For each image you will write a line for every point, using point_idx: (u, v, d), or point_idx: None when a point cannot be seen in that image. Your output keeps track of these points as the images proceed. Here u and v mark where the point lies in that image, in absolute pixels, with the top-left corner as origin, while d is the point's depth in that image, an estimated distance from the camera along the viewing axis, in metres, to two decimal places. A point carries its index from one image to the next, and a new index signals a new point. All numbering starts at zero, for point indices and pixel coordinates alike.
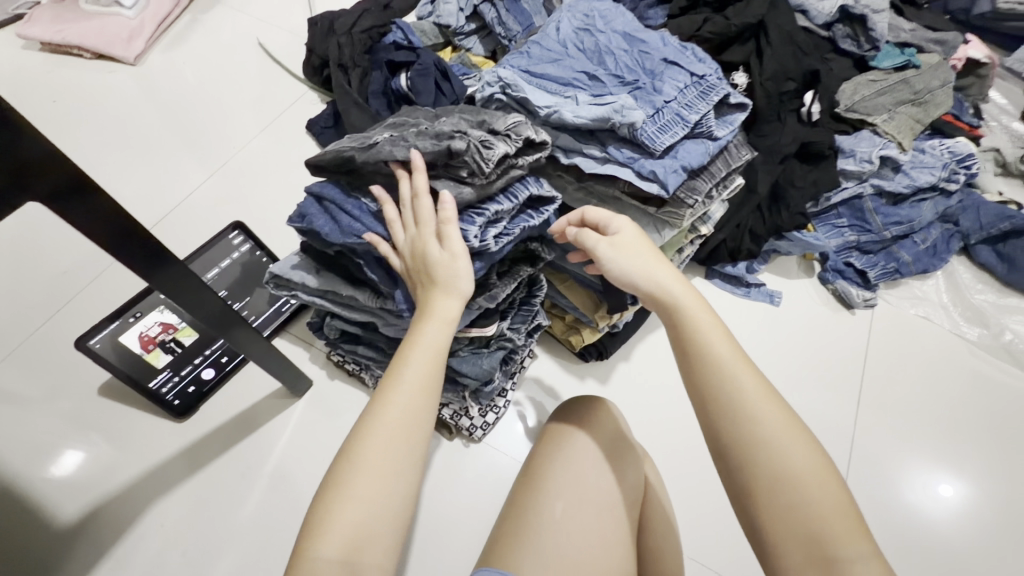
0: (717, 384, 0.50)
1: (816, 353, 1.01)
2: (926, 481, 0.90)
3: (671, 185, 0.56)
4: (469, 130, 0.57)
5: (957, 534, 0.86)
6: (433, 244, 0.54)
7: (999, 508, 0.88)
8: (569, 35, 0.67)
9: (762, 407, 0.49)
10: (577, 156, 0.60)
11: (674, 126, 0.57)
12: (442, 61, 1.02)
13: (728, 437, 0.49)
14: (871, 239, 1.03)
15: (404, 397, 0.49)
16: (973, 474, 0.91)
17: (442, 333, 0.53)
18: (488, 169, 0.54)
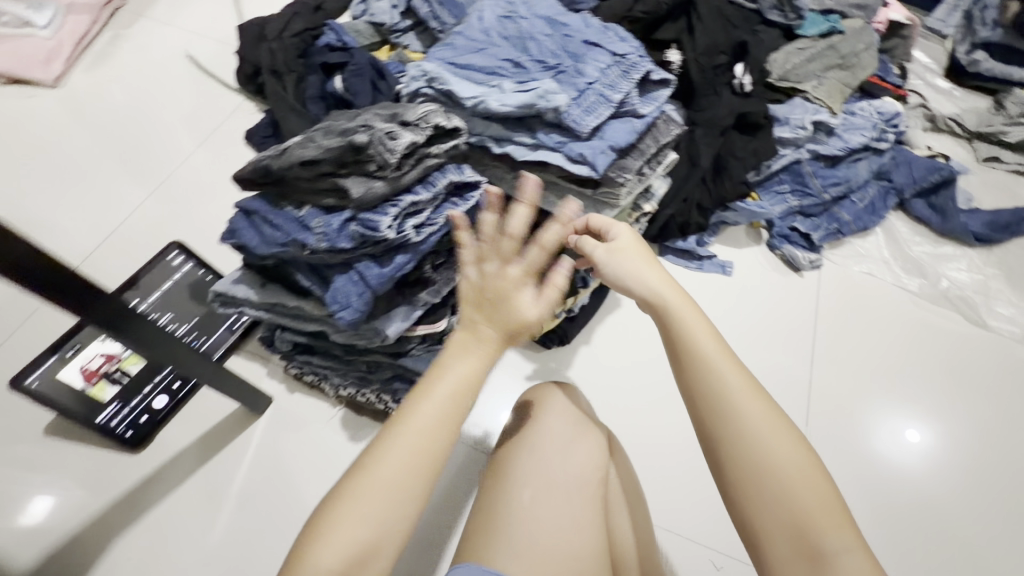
0: (704, 379, 0.52)
1: (771, 318, 1.04)
2: (894, 429, 0.95)
3: (601, 165, 0.57)
4: (375, 124, 0.56)
5: (924, 476, 0.91)
6: (526, 300, 0.52)
7: (958, 447, 0.93)
8: (493, 24, 0.67)
9: (747, 403, 0.50)
10: (509, 144, 0.60)
11: (598, 107, 0.57)
12: (377, 60, 0.99)
13: (716, 429, 0.50)
14: (812, 203, 1.07)
15: (429, 426, 0.47)
16: (935, 418, 0.96)
17: (473, 368, 0.50)
18: (395, 159, 0.53)
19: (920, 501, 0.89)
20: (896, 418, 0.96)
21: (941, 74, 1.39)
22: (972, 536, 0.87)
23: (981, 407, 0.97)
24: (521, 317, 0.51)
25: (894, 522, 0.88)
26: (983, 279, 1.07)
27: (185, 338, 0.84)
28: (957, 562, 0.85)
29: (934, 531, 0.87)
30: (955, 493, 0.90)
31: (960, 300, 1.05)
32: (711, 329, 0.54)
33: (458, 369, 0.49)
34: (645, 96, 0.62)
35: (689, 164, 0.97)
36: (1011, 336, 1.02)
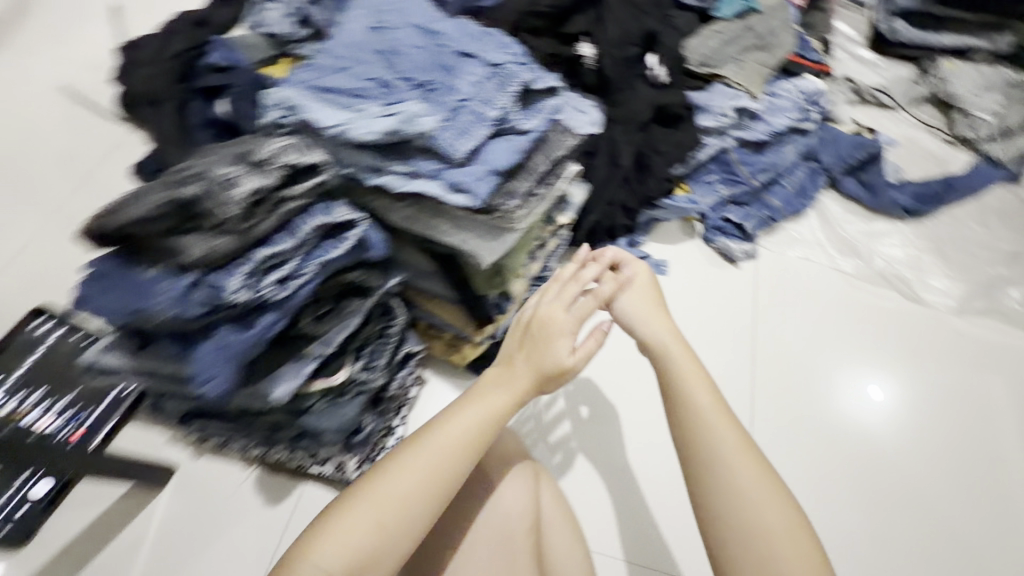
0: (698, 427, 0.59)
1: (711, 315, 1.01)
2: (857, 395, 0.96)
3: (482, 193, 0.50)
4: (214, 167, 0.48)
5: (887, 440, 0.92)
6: (567, 345, 0.57)
7: (919, 415, 0.94)
8: (360, 37, 0.60)
9: (739, 460, 0.56)
10: (385, 173, 0.54)
11: (474, 126, 0.50)
12: (263, 79, 0.91)
13: (703, 473, 0.57)
14: (742, 190, 1.04)
15: (458, 442, 0.52)
16: (902, 379, 0.97)
17: (507, 398, 0.56)
18: (237, 211, 0.46)
19: (875, 478, 0.89)
20: (853, 387, 0.96)
21: (863, 44, 1.37)
22: (922, 519, 0.86)
23: (924, 392, 0.96)
24: (557, 358, 0.57)
25: (845, 515, 0.86)
26: (915, 253, 1.07)
27: (66, 411, 0.67)
28: (918, 544, 0.84)
29: (889, 505, 0.87)
30: (902, 476, 0.89)
31: (894, 277, 1.04)
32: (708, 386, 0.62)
33: (494, 399, 0.55)
34: (531, 108, 0.56)
35: (611, 164, 0.92)
36: (946, 309, 1.02)
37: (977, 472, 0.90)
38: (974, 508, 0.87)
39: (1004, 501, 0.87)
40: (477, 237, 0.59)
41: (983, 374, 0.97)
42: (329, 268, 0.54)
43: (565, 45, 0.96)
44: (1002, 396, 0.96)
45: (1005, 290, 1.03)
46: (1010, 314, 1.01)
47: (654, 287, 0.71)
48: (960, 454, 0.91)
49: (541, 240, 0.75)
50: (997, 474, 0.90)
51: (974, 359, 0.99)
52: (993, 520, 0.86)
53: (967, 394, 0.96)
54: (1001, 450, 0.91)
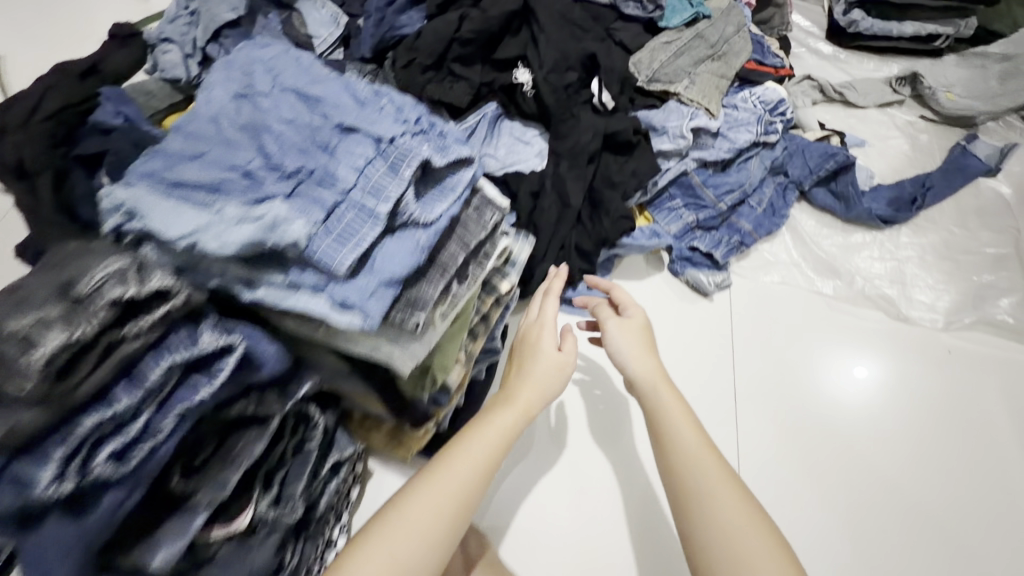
0: (684, 466, 0.59)
1: (687, 355, 0.91)
2: (842, 372, 0.91)
3: (376, 313, 0.40)
4: (12, 318, 0.37)
5: (865, 419, 0.88)
6: (549, 343, 0.67)
7: (909, 397, 0.90)
8: (223, 107, 0.48)
9: (720, 490, 0.57)
10: (260, 286, 0.43)
11: (359, 228, 0.40)
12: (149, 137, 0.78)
13: (687, 501, 0.57)
14: (709, 215, 0.94)
15: (462, 475, 0.55)
16: (890, 355, 0.93)
17: (513, 419, 0.61)
18: (35, 382, 0.35)
19: (860, 471, 0.84)
20: (838, 367, 0.92)
21: (823, 38, 1.30)
22: (902, 519, 0.81)
23: (908, 382, 0.91)
24: (540, 355, 0.66)
25: (830, 523, 0.80)
26: (896, 265, 0.99)
27: None
28: (905, 548, 0.79)
29: (870, 496, 0.82)
30: (884, 479, 0.83)
31: (876, 296, 0.97)
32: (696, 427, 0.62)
33: (499, 421, 0.60)
34: (437, 185, 0.45)
35: (562, 203, 0.82)
36: (933, 325, 0.95)
37: (957, 464, 0.85)
38: (968, 518, 0.81)
39: (996, 507, 0.82)
40: (391, 341, 0.48)
41: (974, 384, 0.91)
42: (199, 411, 0.43)
43: (500, 72, 0.86)
44: (998, 408, 0.89)
45: (994, 300, 0.96)
46: (1002, 326, 0.94)
47: (647, 319, 0.72)
48: (944, 454, 0.86)
49: (482, 313, 0.64)
50: (994, 487, 0.83)
51: (965, 370, 0.92)
52: (967, 504, 0.82)
53: (958, 405, 0.90)
54: (994, 458, 0.85)
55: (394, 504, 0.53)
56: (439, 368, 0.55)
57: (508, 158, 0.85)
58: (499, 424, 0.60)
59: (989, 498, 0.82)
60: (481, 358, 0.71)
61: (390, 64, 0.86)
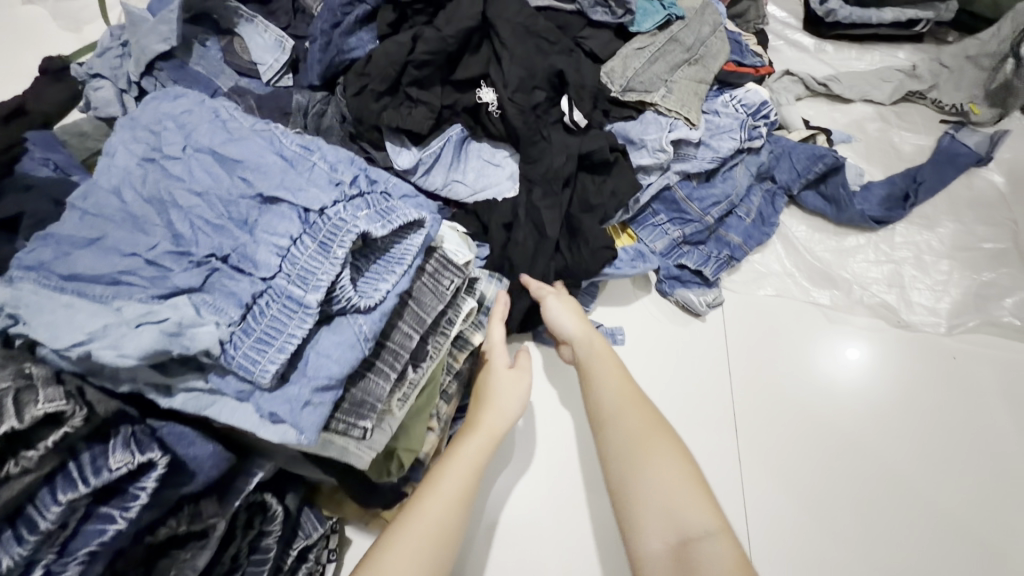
0: (601, 394, 0.65)
1: (681, 381, 0.86)
2: (833, 350, 0.89)
3: (311, 423, 0.33)
4: None
5: (851, 393, 0.86)
6: (502, 360, 0.61)
7: (900, 379, 0.87)
8: (130, 174, 0.41)
9: (627, 404, 0.64)
10: (178, 393, 0.36)
11: (285, 323, 0.33)
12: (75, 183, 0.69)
13: (604, 423, 0.63)
14: (696, 229, 0.89)
15: (437, 515, 0.50)
16: (884, 343, 0.90)
17: (481, 445, 0.55)
18: None
19: (815, 435, 0.82)
20: (829, 350, 0.89)
21: (801, 29, 1.24)
22: (856, 477, 0.80)
23: (891, 371, 0.87)
24: (494, 379, 0.60)
25: (787, 494, 0.78)
26: (894, 268, 0.95)
27: None
28: (862, 511, 0.77)
29: (822, 460, 0.81)
30: (849, 448, 0.82)
31: (877, 305, 0.92)
32: (615, 369, 0.68)
33: (467, 450, 0.54)
34: (382, 257, 0.39)
35: (538, 231, 0.76)
36: (935, 330, 0.90)
37: (918, 427, 0.83)
38: (925, 468, 0.80)
39: (947, 453, 0.82)
40: (344, 436, 0.41)
41: (956, 362, 0.88)
42: (115, 545, 0.36)
43: (461, 93, 0.81)
44: (982, 385, 0.87)
45: (998, 300, 0.91)
46: (1008, 327, 0.90)
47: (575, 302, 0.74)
48: (900, 402, 0.85)
49: (455, 370, 0.58)
50: (955, 437, 0.83)
51: (947, 349, 0.89)
52: (922, 460, 0.81)
53: (930, 372, 0.87)
54: (954, 411, 0.85)
55: (375, 549, 0.49)
56: (406, 450, 0.48)
57: (478, 186, 0.80)
58: (467, 454, 0.54)
59: (946, 447, 0.82)
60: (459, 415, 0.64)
61: (342, 91, 0.79)
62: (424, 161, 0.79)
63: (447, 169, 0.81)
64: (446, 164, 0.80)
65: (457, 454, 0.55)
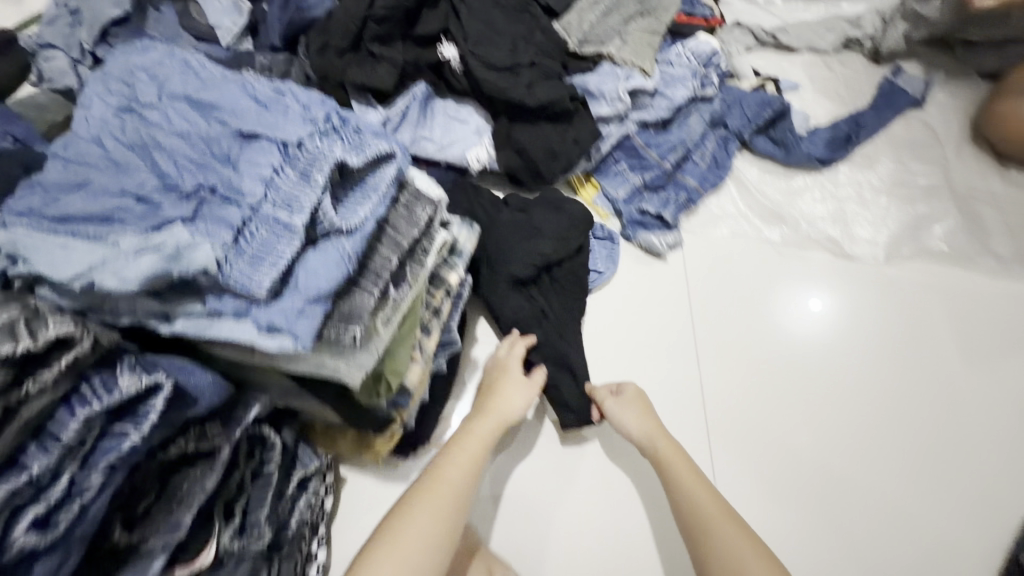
0: (694, 503, 0.65)
1: (646, 321, 0.91)
2: (801, 302, 0.95)
3: (304, 332, 0.37)
4: None
5: (812, 341, 0.92)
6: (511, 364, 0.75)
7: (858, 325, 0.94)
8: (108, 124, 0.43)
9: (726, 524, 0.63)
10: (177, 319, 0.39)
11: (274, 244, 0.37)
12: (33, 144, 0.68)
13: (704, 544, 0.63)
14: (655, 175, 0.95)
15: (449, 483, 0.62)
16: (843, 288, 0.96)
17: (488, 428, 0.69)
18: None
19: (809, 452, 0.85)
20: (795, 301, 0.95)
21: None
22: (856, 498, 0.82)
23: (855, 347, 0.92)
24: (502, 381, 0.74)
25: (791, 511, 0.81)
26: (838, 205, 1.02)
27: None
28: (856, 528, 0.80)
29: (815, 481, 0.83)
30: (841, 455, 0.85)
31: (823, 238, 0.99)
32: (686, 461, 0.69)
33: (475, 431, 0.68)
34: (359, 186, 0.42)
35: (523, 217, 0.83)
36: (876, 259, 0.98)
37: (907, 441, 0.86)
38: (925, 482, 0.83)
39: (948, 475, 0.84)
40: (334, 355, 0.46)
41: (946, 370, 0.91)
42: (132, 459, 0.40)
43: (423, 50, 0.84)
44: (974, 399, 0.89)
45: (929, 228, 1.00)
46: (938, 252, 0.99)
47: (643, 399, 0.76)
48: (891, 414, 0.88)
49: (433, 307, 0.63)
50: (952, 453, 0.85)
51: (944, 363, 0.92)
52: (922, 483, 0.83)
53: (921, 382, 0.90)
54: (951, 431, 0.87)
55: (400, 509, 0.60)
56: (391, 372, 0.53)
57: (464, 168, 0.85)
58: (476, 435, 0.67)
59: (942, 461, 0.85)
60: (439, 352, 0.69)
61: (304, 52, 0.81)
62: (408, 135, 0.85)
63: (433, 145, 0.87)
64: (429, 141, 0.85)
65: (468, 436, 0.67)
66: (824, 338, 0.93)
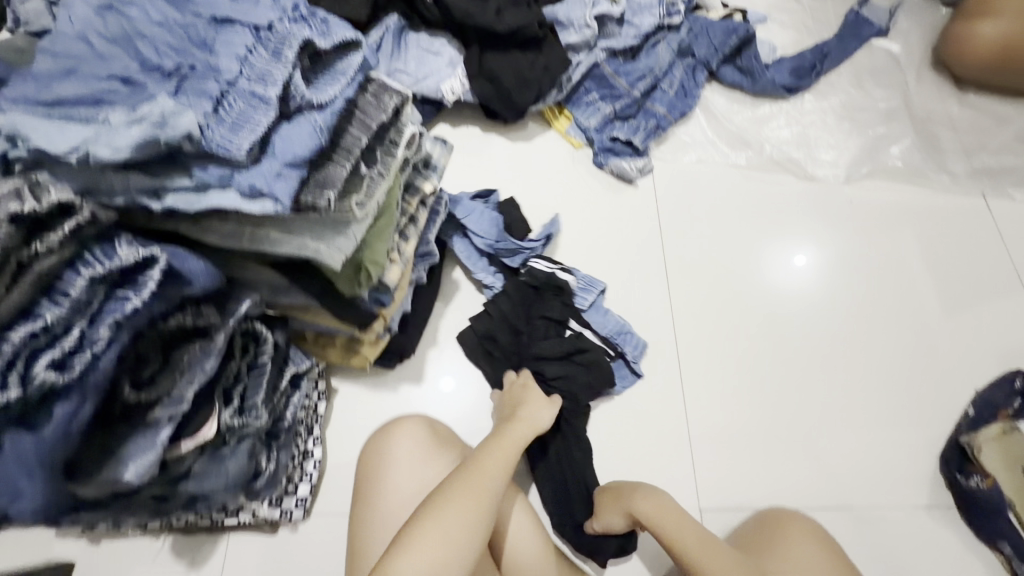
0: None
1: (620, 242, 0.95)
2: (785, 262, 0.97)
3: (283, 194, 0.41)
4: None
5: (797, 296, 0.94)
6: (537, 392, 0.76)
7: (834, 266, 0.97)
8: (87, 18, 0.45)
9: None
10: (167, 195, 0.43)
11: (251, 114, 0.40)
12: None
13: None
14: (625, 103, 0.99)
15: (485, 476, 0.62)
16: (825, 240, 0.99)
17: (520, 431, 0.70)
18: None
19: (795, 398, 0.87)
20: (783, 261, 0.97)
21: None
22: (835, 431, 0.85)
23: (835, 297, 0.95)
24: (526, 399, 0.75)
25: (778, 448, 0.83)
26: (802, 130, 1.06)
27: None
28: (832, 462, 0.83)
29: (793, 413, 0.86)
30: (827, 396, 0.87)
31: (787, 161, 1.04)
32: (678, 517, 0.68)
33: (511, 435, 0.69)
34: (328, 71, 0.46)
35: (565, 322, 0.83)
36: (837, 178, 1.04)
37: (881, 377, 0.89)
38: (909, 425, 0.86)
39: (930, 420, 0.86)
40: (315, 238, 0.50)
41: (928, 322, 0.94)
42: (135, 322, 0.44)
43: None
44: (952, 344, 0.92)
45: (887, 149, 1.06)
46: (896, 170, 1.05)
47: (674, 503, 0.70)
48: (873, 358, 0.90)
49: (410, 215, 0.67)
50: (934, 399, 0.88)
51: (922, 314, 0.94)
52: (909, 437, 0.85)
53: (901, 326, 0.93)
54: (926, 369, 0.90)
55: (433, 506, 0.58)
56: (371, 261, 0.57)
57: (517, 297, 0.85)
58: (511, 438, 0.68)
59: (924, 408, 0.87)
60: (419, 263, 0.74)
61: None
62: (474, 233, 0.86)
63: (497, 223, 0.86)
64: (501, 242, 0.85)
65: (503, 443, 0.67)
66: (806, 290, 0.95)
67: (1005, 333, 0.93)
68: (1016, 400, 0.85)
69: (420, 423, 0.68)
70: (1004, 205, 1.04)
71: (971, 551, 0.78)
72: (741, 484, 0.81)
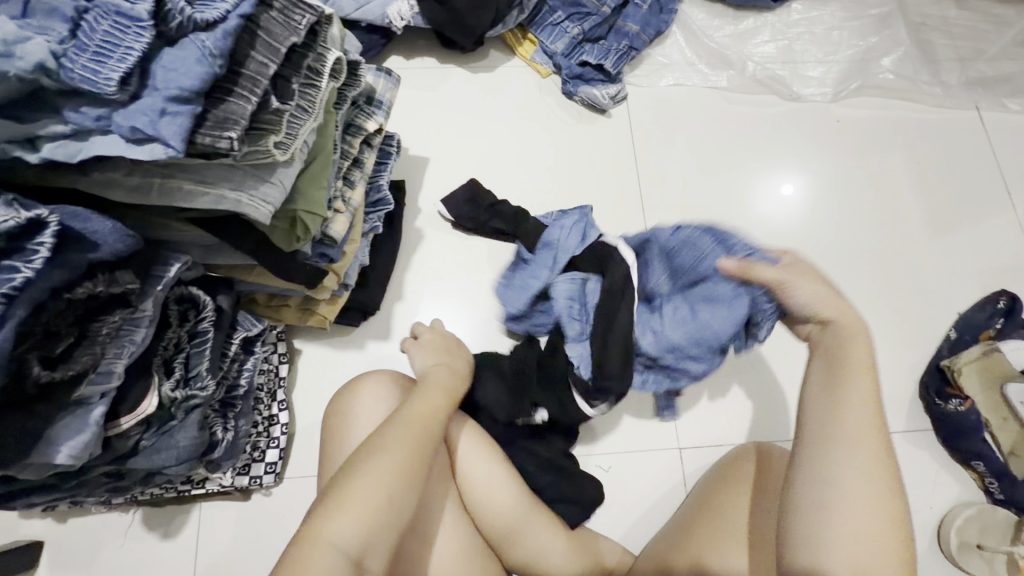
0: (847, 405, 0.47)
1: (594, 178, 0.89)
2: (771, 192, 0.91)
3: (173, 134, 0.35)
4: None
5: (784, 231, 0.89)
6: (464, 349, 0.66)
7: (821, 203, 0.92)
8: None
9: (856, 424, 0.46)
10: (42, 144, 0.36)
11: (122, 38, 0.34)
12: None
13: (834, 423, 0.46)
14: (593, 23, 0.89)
15: (417, 421, 0.52)
16: (811, 169, 0.93)
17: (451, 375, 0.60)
18: None
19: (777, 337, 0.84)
20: (767, 187, 0.92)
21: None
22: None
23: (823, 234, 0.90)
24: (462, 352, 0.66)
25: None
26: (786, 45, 0.98)
27: None
28: None
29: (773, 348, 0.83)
30: None
31: (770, 80, 0.96)
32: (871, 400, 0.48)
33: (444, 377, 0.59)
34: None
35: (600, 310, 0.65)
36: (823, 97, 0.97)
37: (864, 308, 0.86)
38: (892, 357, 0.84)
39: (915, 352, 0.84)
40: (234, 188, 0.44)
41: (917, 255, 0.90)
42: (31, 294, 0.39)
43: None
44: (940, 272, 0.89)
45: (877, 61, 0.98)
46: (885, 85, 0.98)
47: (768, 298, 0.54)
48: (859, 289, 0.87)
49: (352, 158, 0.61)
50: (916, 325, 0.86)
51: (912, 245, 0.90)
52: (892, 371, 0.83)
53: (890, 260, 0.89)
54: (912, 299, 0.87)
55: (364, 451, 0.49)
56: (307, 213, 0.51)
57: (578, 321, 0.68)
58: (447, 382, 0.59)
59: (907, 338, 0.85)
60: (372, 212, 0.69)
61: None
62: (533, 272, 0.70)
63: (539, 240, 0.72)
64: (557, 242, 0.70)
65: (422, 398, 0.55)
66: (793, 229, 0.90)
67: (995, 263, 0.89)
68: (998, 320, 0.83)
69: (385, 378, 0.64)
70: (998, 117, 0.98)
71: (944, 470, 0.79)
72: (729, 424, 0.78)
